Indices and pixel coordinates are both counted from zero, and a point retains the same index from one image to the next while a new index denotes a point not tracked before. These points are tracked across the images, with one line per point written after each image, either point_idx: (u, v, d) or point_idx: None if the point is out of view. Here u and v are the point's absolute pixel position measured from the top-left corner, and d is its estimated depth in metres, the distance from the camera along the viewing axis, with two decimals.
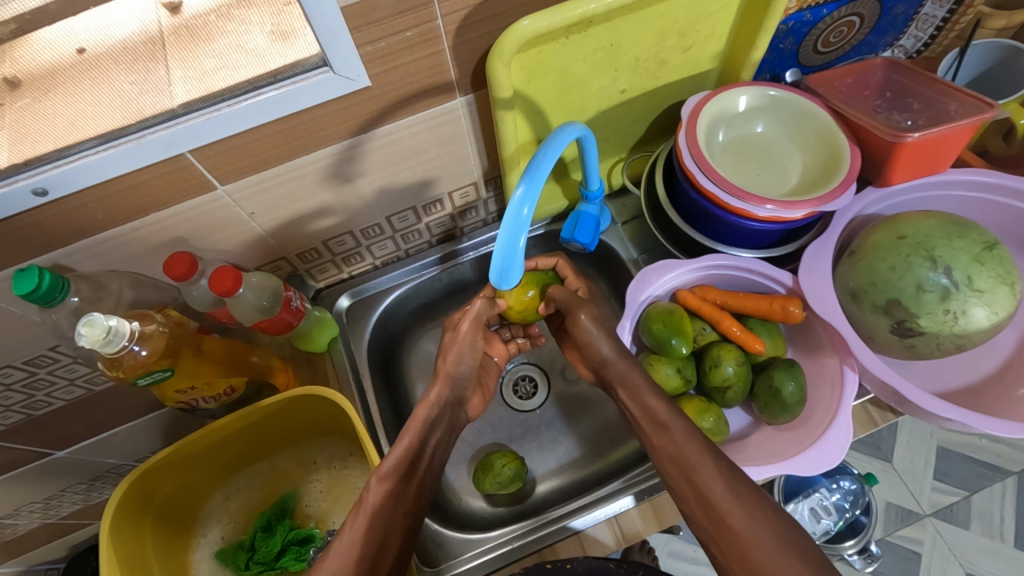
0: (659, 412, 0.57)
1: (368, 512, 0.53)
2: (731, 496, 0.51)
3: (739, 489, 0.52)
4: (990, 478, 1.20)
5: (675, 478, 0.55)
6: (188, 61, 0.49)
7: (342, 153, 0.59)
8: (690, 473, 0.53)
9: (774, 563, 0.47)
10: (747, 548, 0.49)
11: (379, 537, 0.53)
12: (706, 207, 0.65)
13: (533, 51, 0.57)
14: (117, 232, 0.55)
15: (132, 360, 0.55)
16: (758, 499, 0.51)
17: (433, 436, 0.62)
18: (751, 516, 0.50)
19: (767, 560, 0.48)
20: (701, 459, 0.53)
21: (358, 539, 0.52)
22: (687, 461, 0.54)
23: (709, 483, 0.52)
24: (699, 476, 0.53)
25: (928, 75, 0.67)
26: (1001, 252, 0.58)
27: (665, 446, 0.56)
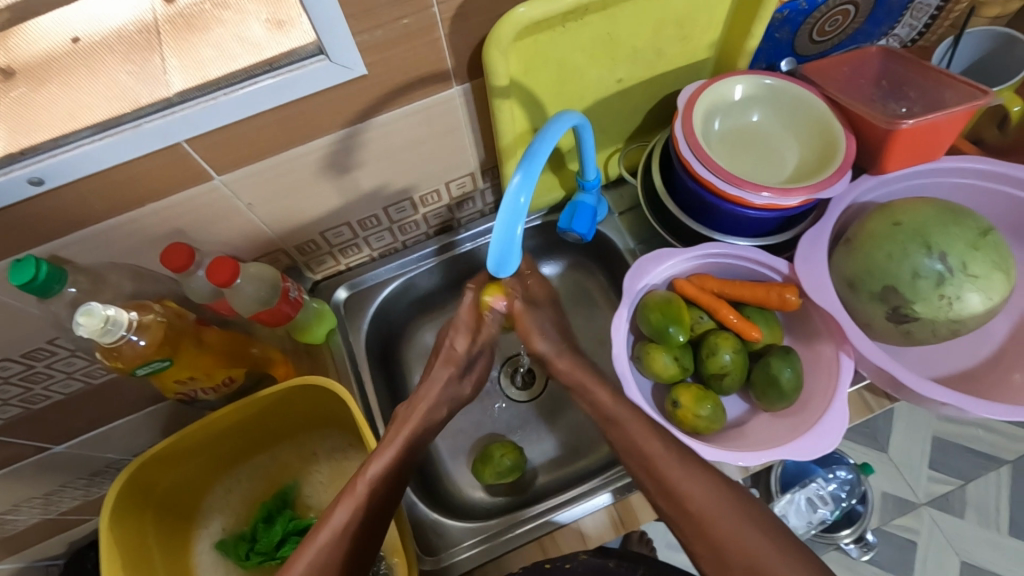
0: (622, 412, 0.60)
1: (358, 507, 0.55)
2: (685, 475, 0.54)
3: (690, 466, 0.54)
4: (985, 467, 1.21)
5: (630, 465, 0.57)
6: (186, 51, 0.49)
7: (339, 143, 0.59)
8: (644, 459, 0.56)
9: (730, 535, 0.50)
10: (704, 519, 0.52)
11: (364, 534, 0.55)
12: (702, 194, 0.65)
13: (529, 40, 0.57)
14: (114, 224, 0.55)
15: (131, 350, 0.55)
16: (709, 472, 0.54)
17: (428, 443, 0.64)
18: (704, 486, 0.53)
19: (723, 533, 0.51)
20: (653, 443, 0.56)
21: (342, 532, 0.54)
22: (641, 450, 0.56)
23: (663, 466, 0.55)
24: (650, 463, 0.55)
25: (923, 64, 0.67)
26: (995, 238, 0.58)
27: (620, 439, 0.58)
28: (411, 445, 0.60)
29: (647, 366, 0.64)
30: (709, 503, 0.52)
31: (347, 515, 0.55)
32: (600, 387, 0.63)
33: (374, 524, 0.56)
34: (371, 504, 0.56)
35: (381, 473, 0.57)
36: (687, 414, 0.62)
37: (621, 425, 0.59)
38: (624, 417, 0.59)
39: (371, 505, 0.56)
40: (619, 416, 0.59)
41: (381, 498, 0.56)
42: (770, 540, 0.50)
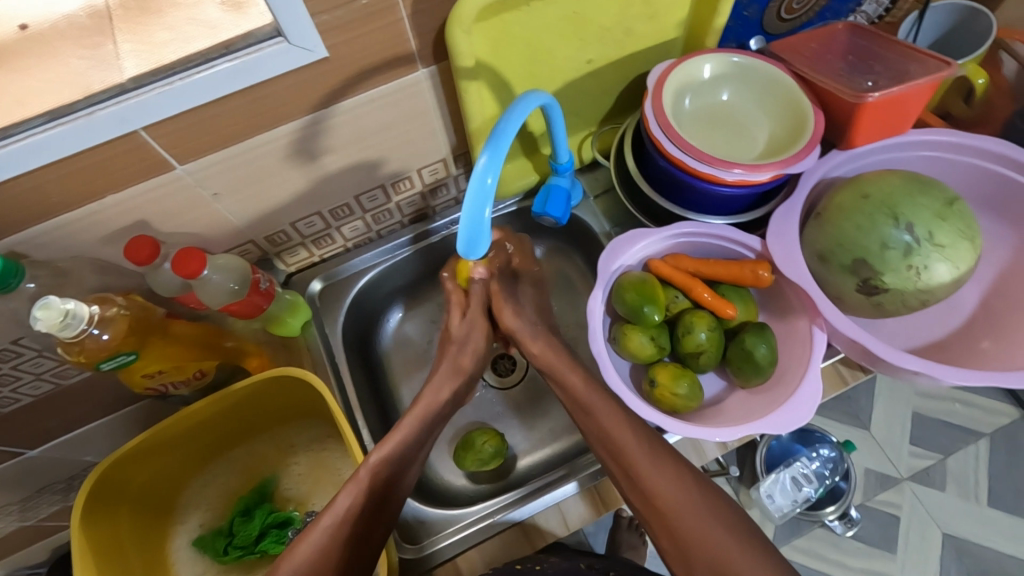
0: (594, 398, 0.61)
1: (362, 490, 0.55)
2: (653, 466, 0.54)
3: (659, 456, 0.55)
4: (964, 441, 1.23)
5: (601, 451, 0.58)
6: (139, 35, 0.49)
7: (305, 129, 0.58)
8: (613, 447, 0.57)
9: (693, 528, 0.51)
10: (678, 525, 0.52)
11: (369, 514, 0.54)
12: (674, 173, 0.65)
13: (495, 20, 0.56)
14: (74, 217, 0.53)
15: (94, 344, 0.53)
16: (683, 475, 0.54)
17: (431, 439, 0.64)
18: (677, 490, 0.53)
19: (687, 525, 0.51)
20: (626, 436, 0.56)
21: (346, 513, 0.53)
22: (619, 450, 0.56)
23: (631, 456, 0.55)
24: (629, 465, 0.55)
25: (892, 39, 0.67)
26: (961, 207, 0.59)
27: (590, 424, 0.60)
28: (416, 432, 0.61)
29: (624, 346, 0.64)
30: (686, 513, 0.52)
31: (350, 499, 0.54)
32: (571, 374, 0.64)
33: (376, 510, 0.55)
34: (376, 487, 0.55)
35: (383, 458, 0.57)
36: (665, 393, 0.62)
37: (593, 416, 0.60)
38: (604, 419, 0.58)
39: (375, 490, 0.55)
40: (598, 414, 0.59)
41: (384, 481, 0.56)
42: (734, 538, 0.50)
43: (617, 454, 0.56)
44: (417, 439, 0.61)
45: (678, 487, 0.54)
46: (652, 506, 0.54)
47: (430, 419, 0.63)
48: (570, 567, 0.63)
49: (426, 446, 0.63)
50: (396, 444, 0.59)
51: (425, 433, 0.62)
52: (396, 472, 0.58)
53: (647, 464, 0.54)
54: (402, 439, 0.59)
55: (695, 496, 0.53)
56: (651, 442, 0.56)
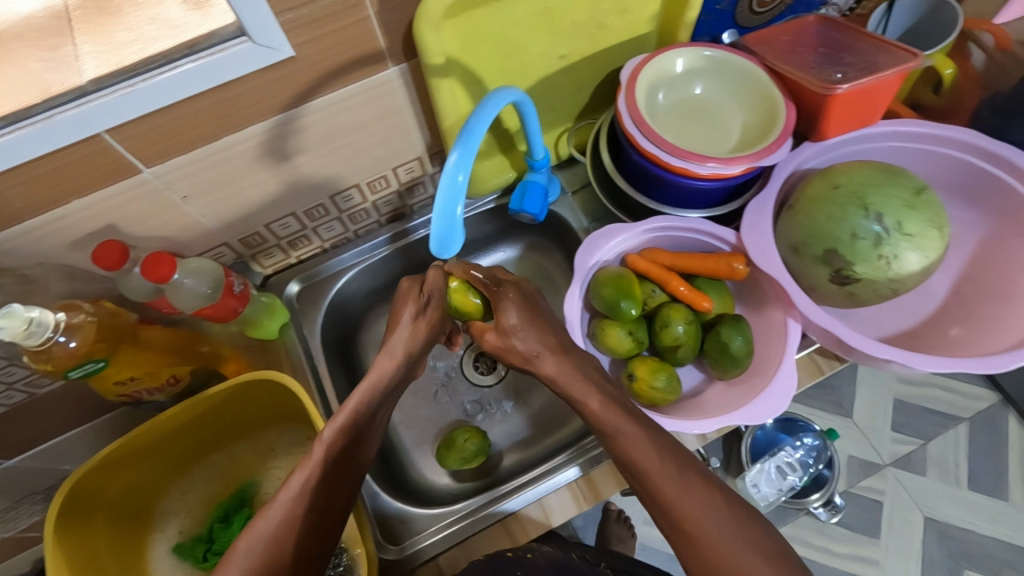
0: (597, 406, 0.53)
1: (317, 469, 0.49)
2: (682, 490, 0.48)
3: (688, 479, 0.49)
4: (944, 426, 1.25)
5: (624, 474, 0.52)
6: (99, 35, 0.49)
7: (275, 129, 0.57)
8: (638, 474, 0.50)
9: (728, 560, 0.45)
10: (700, 542, 0.47)
11: (325, 493, 0.49)
12: (648, 168, 0.65)
13: (464, 16, 0.56)
14: (38, 223, 0.52)
15: (62, 352, 0.53)
16: (708, 487, 0.49)
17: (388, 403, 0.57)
18: (700, 501, 0.48)
19: (722, 556, 0.46)
20: (648, 457, 0.50)
21: (301, 494, 0.48)
22: (637, 464, 0.50)
23: (658, 482, 0.49)
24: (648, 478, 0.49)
25: (860, 31, 0.68)
26: (929, 196, 0.59)
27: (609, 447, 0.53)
28: (371, 403, 0.54)
29: (602, 341, 0.64)
30: (710, 523, 0.47)
31: (305, 477, 0.49)
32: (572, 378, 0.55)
33: (332, 488, 0.50)
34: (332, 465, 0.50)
35: (339, 432, 0.51)
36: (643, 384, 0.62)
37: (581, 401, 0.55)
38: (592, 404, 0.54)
39: (330, 467, 0.50)
40: (616, 426, 0.52)
41: (342, 456, 0.51)
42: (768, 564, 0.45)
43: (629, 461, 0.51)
44: (371, 403, 0.54)
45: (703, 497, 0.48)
46: (670, 517, 0.48)
47: (387, 384, 0.56)
48: (563, 558, 0.64)
49: (381, 411, 0.56)
50: (349, 414, 0.52)
51: (379, 400, 0.55)
52: (351, 446, 0.52)
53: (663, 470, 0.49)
54: (355, 407, 0.53)
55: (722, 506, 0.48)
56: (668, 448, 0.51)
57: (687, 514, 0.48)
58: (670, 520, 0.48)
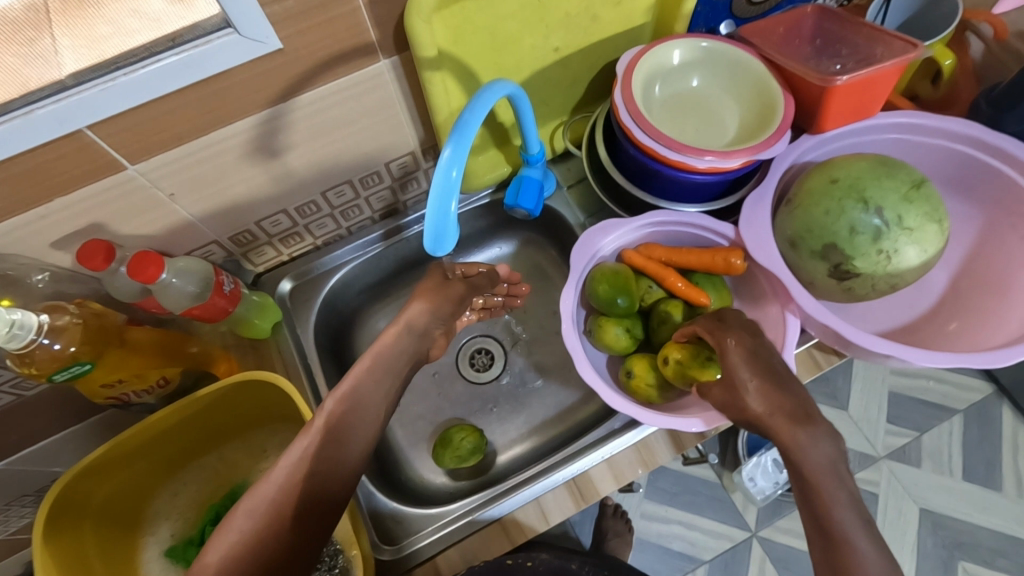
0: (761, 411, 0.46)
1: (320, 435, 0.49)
2: (848, 505, 0.43)
3: (845, 503, 0.43)
4: (938, 418, 1.25)
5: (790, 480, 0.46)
6: (78, 29, 0.46)
7: (263, 125, 0.56)
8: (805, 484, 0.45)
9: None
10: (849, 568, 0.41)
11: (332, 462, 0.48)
12: (644, 162, 0.64)
13: (456, 8, 0.55)
14: (19, 223, 0.51)
15: (45, 354, 0.52)
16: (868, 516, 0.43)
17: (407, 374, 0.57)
18: (862, 522, 0.42)
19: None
20: (812, 460, 0.44)
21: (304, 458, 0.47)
22: (799, 469, 0.45)
23: (828, 501, 0.43)
24: (820, 500, 0.44)
25: (857, 21, 0.67)
26: (928, 189, 0.59)
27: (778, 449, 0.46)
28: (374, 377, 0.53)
29: (600, 338, 0.64)
30: (859, 539, 0.42)
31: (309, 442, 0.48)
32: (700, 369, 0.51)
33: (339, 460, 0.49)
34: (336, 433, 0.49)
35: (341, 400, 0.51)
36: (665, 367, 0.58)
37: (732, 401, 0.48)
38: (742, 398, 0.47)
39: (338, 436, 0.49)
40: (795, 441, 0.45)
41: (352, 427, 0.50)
42: None
43: (800, 472, 0.45)
44: (379, 375, 0.54)
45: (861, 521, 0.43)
46: (822, 531, 0.43)
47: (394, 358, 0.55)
48: (560, 564, 0.68)
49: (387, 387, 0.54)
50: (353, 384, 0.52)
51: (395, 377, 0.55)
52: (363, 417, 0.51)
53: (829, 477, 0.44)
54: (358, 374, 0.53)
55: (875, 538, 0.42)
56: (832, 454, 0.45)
57: (851, 542, 0.42)
58: (820, 532, 0.43)
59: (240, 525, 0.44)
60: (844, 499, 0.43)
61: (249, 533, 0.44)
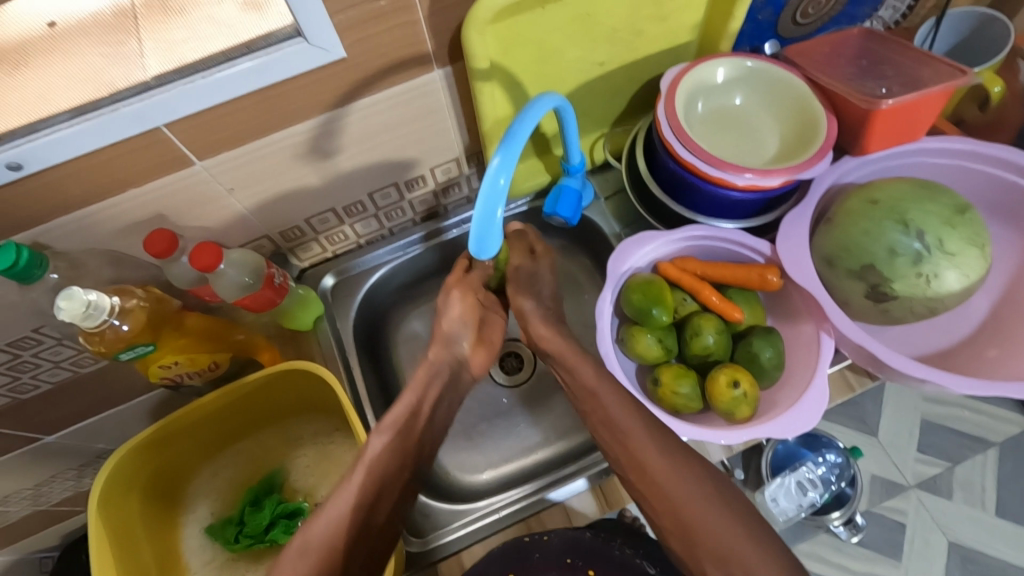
0: (592, 378, 0.59)
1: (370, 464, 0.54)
2: (662, 456, 0.53)
3: (668, 440, 0.55)
4: (971, 449, 1.23)
5: (608, 444, 0.57)
6: (160, 33, 0.51)
7: (320, 127, 0.59)
8: (619, 436, 0.56)
9: (685, 497, 0.51)
10: (668, 495, 0.52)
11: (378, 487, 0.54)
12: (684, 176, 0.65)
13: (509, 21, 0.57)
14: (93, 210, 0.54)
15: (113, 335, 0.55)
16: (688, 458, 0.53)
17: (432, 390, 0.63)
18: (678, 467, 0.53)
19: (693, 511, 0.50)
20: (630, 419, 0.55)
21: (356, 490, 0.53)
22: (618, 425, 0.56)
23: (638, 445, 0.54)
24: (634, 447, 0.54)
25: (904, 44, 0.67)
26: (972, 215, 0.59)
27: (595, 410, 0.58)
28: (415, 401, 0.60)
29: (632, 348, 0.64)
30: (680, 477, 0.52)
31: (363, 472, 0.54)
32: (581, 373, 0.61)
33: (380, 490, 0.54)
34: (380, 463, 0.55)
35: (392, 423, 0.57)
36: (722, 393, 0.59)
37: (603, 409, 0.57)
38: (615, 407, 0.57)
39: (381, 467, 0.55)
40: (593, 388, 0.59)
41: (392, 457, 0.56)
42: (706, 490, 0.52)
43: (609, 420, 0.57)
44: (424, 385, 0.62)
45: (682, 462, 0.53)
46: (642, 471, 0.54)
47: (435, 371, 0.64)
48: (579, 539, 0.58)
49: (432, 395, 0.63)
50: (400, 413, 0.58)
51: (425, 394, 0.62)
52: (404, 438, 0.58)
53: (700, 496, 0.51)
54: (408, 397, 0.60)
55: (681, 459, 0.53)
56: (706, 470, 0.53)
57: (659, 472, 0.53)
58: (641, 473, 0.54)
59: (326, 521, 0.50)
60: (644, 431, 0.55)
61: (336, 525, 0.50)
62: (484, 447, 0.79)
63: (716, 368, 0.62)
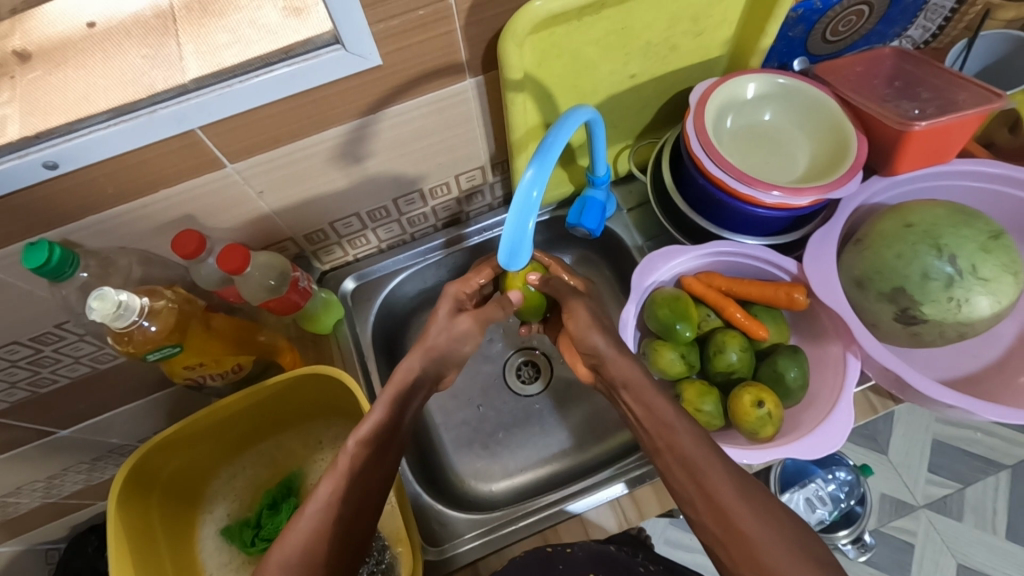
0: (647, 416, 0.56)
1: (342, 478, 0.53)
2: (740, 499, 0.50)
3: (748, 490, 0.51)
4: (984, 471, 1.21)
5: (675, 474, 0.53)
6: (200, 37, 0.51)
7: (352, 133, 0.59)
8: (697, 476, 0.52)
9: (777, 556, 0.47)
10: (754, 546, 0.48)
11: (353, 498, 0.52)
12: (712, 192, 0.65)
13: (545, 34, 0.57)
14: (126, 209, 0.55)
15: (141, 335, 0.56)
16: (767, 497, 0.51)
17: (414, 407, 0.60)
18: (756, 510, 0.50)
19: (778, 563, 0.47)
20: (708, 458, 0.52)
21: (328, 500, 0.51)
22: (696, 464, 0.52)
23: (716, 485, 0.51)
24: (705, 480, 0.51)
25: (936, 65, 0.67)
26: (1006, 241, 0.58)
27: (670, 449, 0.54)
28: (395, 408, 0.58)
29: (654, 362, 0.64)
30: (753, 520, 0.49)
31: (332, 485, 0.52)
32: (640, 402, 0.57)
33: (356, 512, 0.52)
34: (358, 472, 0.53)
35: (365, 438, 0.55)
36: (748, 412, 0.59)
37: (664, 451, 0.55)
38: (689, 449, 0.53)
39: (357, 472, 0.53)
40: (672, 425, 0.55)
41: (367, 461, 0.54)
42: (785, 532, 0.48)
43: (684, 460, 0.53)
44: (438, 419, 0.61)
45: (753, 503, 0.50)
46: (713, 507, 0.50)
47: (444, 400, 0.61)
48: (598, 549, 0.59)
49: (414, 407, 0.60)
50: (376, 421, 0.56)
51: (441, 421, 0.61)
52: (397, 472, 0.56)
53: (794, 566, 0.46)
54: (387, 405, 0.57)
55: (748, 496, 0.50)
56: (800, 534, 0.49)
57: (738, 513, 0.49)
58: (710, 507, 0.51)
59: (310, 518, 0.50)
60: (717, 466, 0.52)
61: (313, 528, 0.50)
62: (501, 456, 0.79)
63: (741, 386, 0.61)
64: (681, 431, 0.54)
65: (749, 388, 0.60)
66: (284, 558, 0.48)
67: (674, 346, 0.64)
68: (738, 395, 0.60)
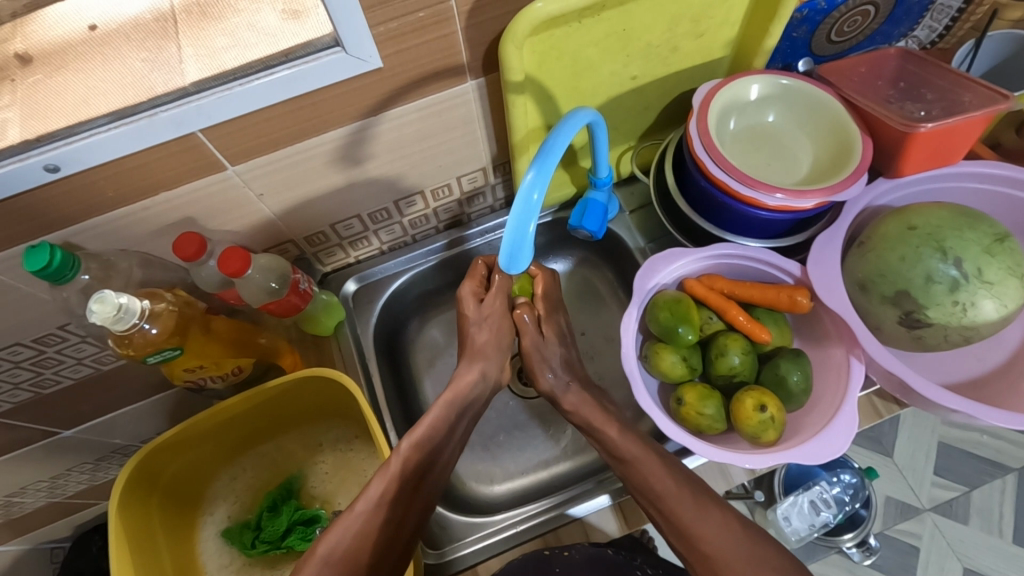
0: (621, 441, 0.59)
1: (392, 480, 0.55)
2: (699, 516, 0.53)
3: (706, 506, 0.53)
4: (990, 474, 1.20)
5: (641, 501, 0.57)
6: (200, 40, 0.51)
7: (352, 135, 0.59)
8: (657, 501, 0.55)
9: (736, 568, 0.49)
10: (717, 560, 0.51)
11: (398, 502, 0.55)
12: (715, 194, 0.64)
13: (545, 35, 0.57)
14: (127, 211, 0.55)
15: (142, 338, 0.56)
16: (725, 511, 0.53)
17: (462, 418, 0.63)
18: (716, 525, 0.52)
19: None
20: (665, 482, 0.55)
21: (377, 502, 0.54)
22: (654, 489, 0.55)
23: (675, 507, 0.54)
24: (665, 504, 0.54)
25: (942, 65, 0.66)
26: (1012, 244, 0.57)
27: (631, 476, 0.57)
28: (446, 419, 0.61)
29: (656, 365, 0.64)
30: (714, 534, 0.52)
31: (382, 486, 0.55)
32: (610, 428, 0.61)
33: (399, 512, 0.55)
34: (406, 476, 0.56)
35: (415, 445, 0.58)
36: (749, 416, 0.59)
37: (638, 469, 0.57)
38: (647, 474, 0.56)
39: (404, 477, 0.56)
40: (631, 453, 0.58)
41: (415, 464, 0.57)
42: (746, 542, 0.51)
43: (644, 488, 0.56)
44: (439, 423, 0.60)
45: (712, 518, 0.53)
46: (677, 528, 0.53)
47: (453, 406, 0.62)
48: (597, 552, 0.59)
49: (461, 420, 0.63)
50: (426, 430, 0.59)
51: (452, 426, 0.61)
52: (411, 488, 0.56)
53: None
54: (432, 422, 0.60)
55: (708, 510, 0.53)
56: (759, 543, 0.51)
57: (697, 531, 0.52)
58: (676, 529, 0.54)
59: (354, 519, 0.53)
60: (674, 486, 0.55)
61: (361, 526, 0.53)
62: (502, 459, 0.79)
63: (743, 390, 0.61)
64: (639, 450, 0.58)
65: (750, 393, 0.60)
66: (329, 553, 0.51)
67: (675, 349, 0.63)
68: (740, 400, 0.60)
